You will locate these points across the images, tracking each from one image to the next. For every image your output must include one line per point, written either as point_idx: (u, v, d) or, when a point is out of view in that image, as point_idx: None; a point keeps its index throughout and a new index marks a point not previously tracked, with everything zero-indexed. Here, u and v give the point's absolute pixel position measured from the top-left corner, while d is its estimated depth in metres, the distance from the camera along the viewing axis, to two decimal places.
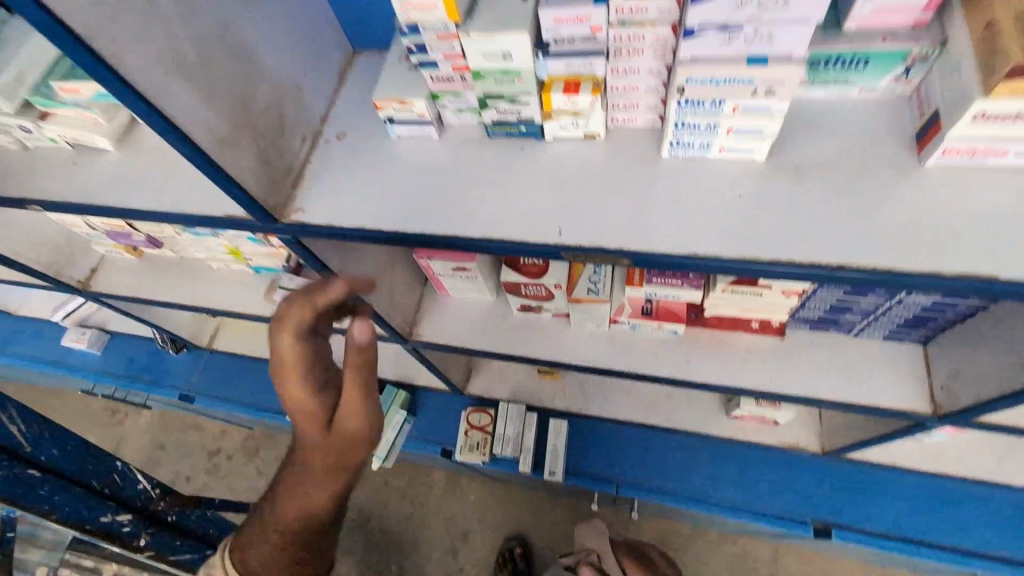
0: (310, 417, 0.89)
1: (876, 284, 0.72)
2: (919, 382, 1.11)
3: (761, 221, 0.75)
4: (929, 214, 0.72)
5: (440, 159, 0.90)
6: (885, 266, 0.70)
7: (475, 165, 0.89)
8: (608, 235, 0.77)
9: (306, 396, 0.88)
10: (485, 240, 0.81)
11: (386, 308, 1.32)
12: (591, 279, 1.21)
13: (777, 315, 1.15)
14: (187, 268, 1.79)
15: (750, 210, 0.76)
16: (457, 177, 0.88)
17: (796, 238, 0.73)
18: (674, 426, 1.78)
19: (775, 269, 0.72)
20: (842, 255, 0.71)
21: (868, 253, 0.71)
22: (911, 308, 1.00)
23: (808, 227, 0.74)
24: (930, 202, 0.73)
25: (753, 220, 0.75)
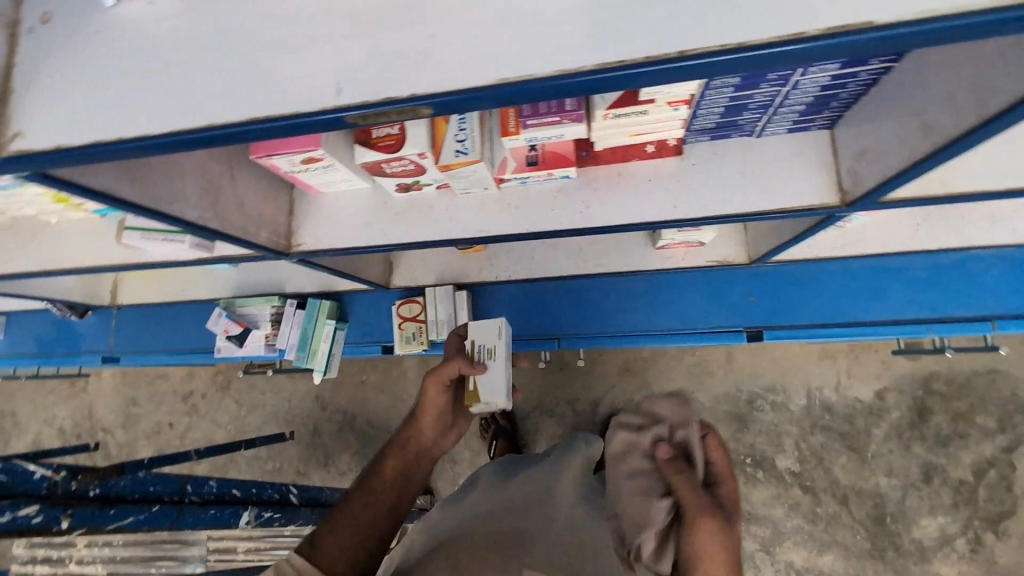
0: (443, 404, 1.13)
1: (749, 68, 0.53)
2: (826, 173, 1.01)
3: (592, 15, 0.53)
4: None
5: (165, 27, 0.64)
6: (756, 40, 0.51)
7: (209, 20, 0.63)
8: (392, 80, 0.55)
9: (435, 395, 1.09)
10: (242, 123, 0.59)
11: (242, 226, 1.12)
12: (458, 138, 1.03)
13: (672, 132, 1.01)
14: (22, 229, 1.53)
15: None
16: (191, 48, 0.63)
17: (640, 31, 0.52)
18: (603, 270, 1.74)
19: (616, 74, 0.52)
20: (698, 37, 0.52)
21: (735, 25, 0.51)
22: (810, 90, 0.86)
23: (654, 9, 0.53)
24: None
25: (578, 17, 0.53)
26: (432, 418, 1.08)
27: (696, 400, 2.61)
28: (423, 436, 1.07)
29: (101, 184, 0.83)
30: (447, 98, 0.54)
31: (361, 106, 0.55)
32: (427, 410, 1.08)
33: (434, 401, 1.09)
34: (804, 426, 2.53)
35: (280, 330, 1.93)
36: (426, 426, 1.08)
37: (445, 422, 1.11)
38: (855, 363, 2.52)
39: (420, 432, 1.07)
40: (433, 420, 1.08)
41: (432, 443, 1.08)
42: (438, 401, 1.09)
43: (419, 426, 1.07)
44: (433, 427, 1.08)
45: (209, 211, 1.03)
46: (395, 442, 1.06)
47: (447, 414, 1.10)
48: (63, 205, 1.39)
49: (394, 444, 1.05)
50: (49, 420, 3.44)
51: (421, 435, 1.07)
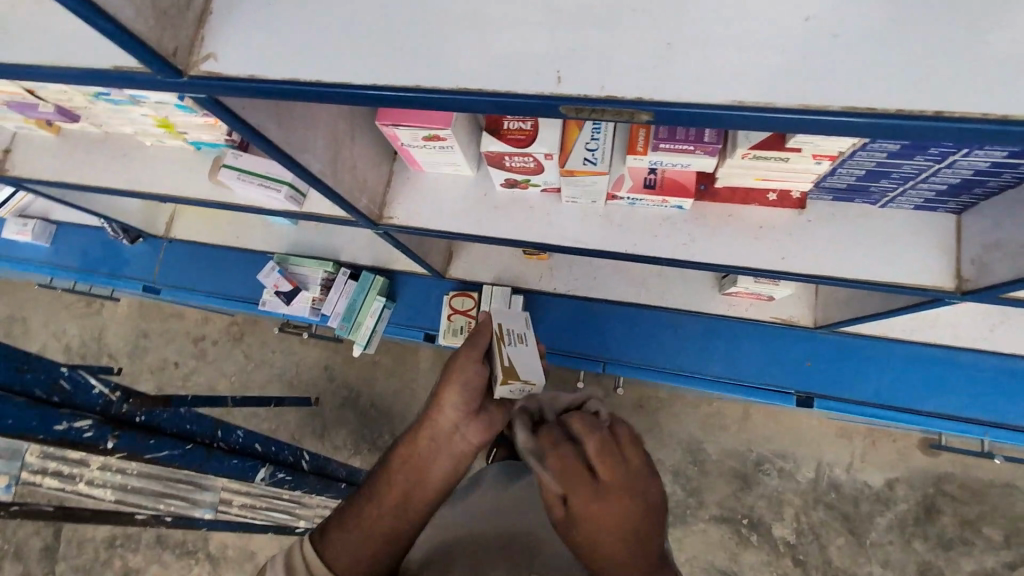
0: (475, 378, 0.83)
1: (979, 141, 0.52)
2: (946, 258, 1.00)
3: (831, 54, 0.53)
4: None
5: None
6: (1003, 115, 0.49)
7: None
8: (618, 79, 0.56)
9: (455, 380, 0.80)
10: (448, 91, 0.60)
11: (349, 187, 1.13)
12: (589, 146, 1.04)
13: (801, 184, 1.01)
14: (115, 145, 1.55)
15: (828, 33, 0.53)
16: (404, 8, 0.63)
17: (881, 78, 0.52)
18: (663, 304, 1.72)
19: (845, 119, 0.52)
20: (944, 99, 0.51)
21: (984, 94, 0.50)
22: (962, 172, 0.86)
23: (897, 63, 0.52)
24: None
25: (816, 53, 0.53)
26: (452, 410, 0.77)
27: (705, 450, 2.58)
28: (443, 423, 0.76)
29: (254, 121, 0.85)
30: (671, 110, 0.55)
31: (582, 100, 0.57)
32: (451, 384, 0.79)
33: (468, 370, 0.82)
34: (808, 499, 2.49)
35: (328, 296, 1.93)
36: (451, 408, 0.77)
37: (474, 405, 0.79)
38: (873, 448, 2.49)
39: (438, 418, 0.76)
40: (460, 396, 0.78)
41: (455, 426, 0.77)
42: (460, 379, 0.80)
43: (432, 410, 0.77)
44: (456, 405, 0.78)
45: (329, 167, 1.04)
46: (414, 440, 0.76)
47: (478, 393, 0.80)
48: (165, 132, 1.41)
49: (414, 439, 0.76)
50: (60, 334, 3.43)
51: (436, 425, 0.76)
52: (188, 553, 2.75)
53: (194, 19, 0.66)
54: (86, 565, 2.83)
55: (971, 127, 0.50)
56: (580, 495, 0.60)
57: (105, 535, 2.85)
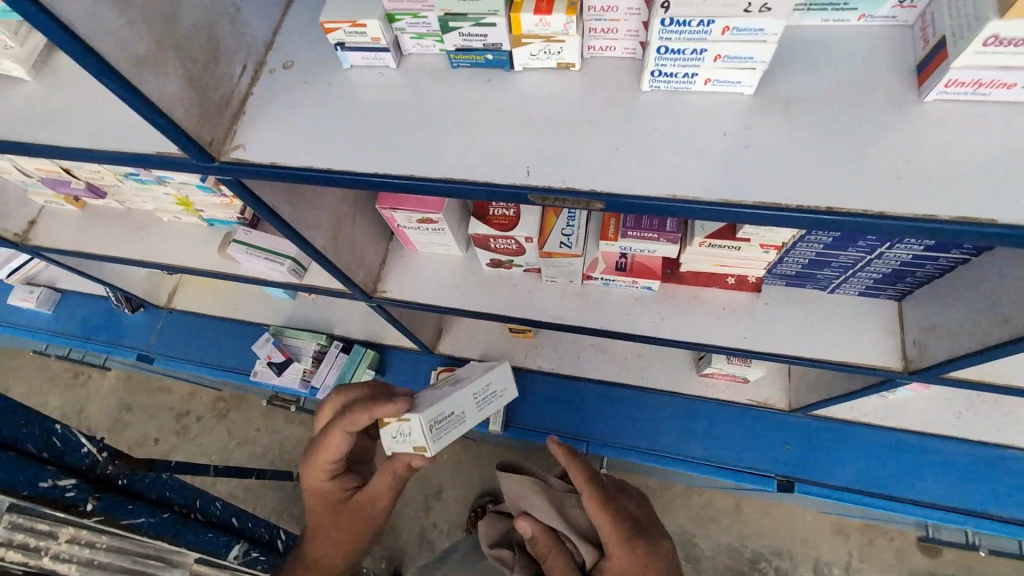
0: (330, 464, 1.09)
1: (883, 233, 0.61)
2: (892, 340, 1.09)
3: (748, 161, 0.64)
4: (928, 154, 0.61)
5: (390, 93, 0.79)
6: (892, 212, 0.59)
7: (430, 97, 0.77)
8: (577, 175, 0.68)
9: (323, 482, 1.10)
10: (438, 180, 0.71)
11: (347, 262, 1.23)
12: (564, 232, 1.16)
13: (754, 269, 1.12)
14: (134, 219, 1.69)
15: (750, 143, 0.65)
16: (402, 116, 0.77)
17: (794, 180, 0.63)
18: (644, 384, 1.76)
19: (767, 213, 0.62)
20: (847, 198, 0.61)
21: (870, 197, 0.60)
22: (891, 263, 0.97)
23: (805, 171, 0.63)
24: (929, 142, 0.62)
25: (740, 160, 0.65)
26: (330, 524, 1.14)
27: (697, 545, 2.48)
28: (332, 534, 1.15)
29: (268, 200, 0.96)
30: (621, 200, 0.66)
31: (547, 190, 0.68)
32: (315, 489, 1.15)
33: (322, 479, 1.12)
34: None
35: (319, 368, 1.97)
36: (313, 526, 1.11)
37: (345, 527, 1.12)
38: (868, 545, 2.41)
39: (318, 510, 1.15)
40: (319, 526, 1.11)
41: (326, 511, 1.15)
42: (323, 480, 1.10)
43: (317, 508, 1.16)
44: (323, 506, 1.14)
45: (331, 242, 1.15)
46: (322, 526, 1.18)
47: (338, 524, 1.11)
48: (182, 209, 1.53)
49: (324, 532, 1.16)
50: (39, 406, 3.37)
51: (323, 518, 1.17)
52: None
53: (229, 116, 0.80)
54: None
55: (861, 222, 0.60)
56: (624, 538, 0.89)
57: None
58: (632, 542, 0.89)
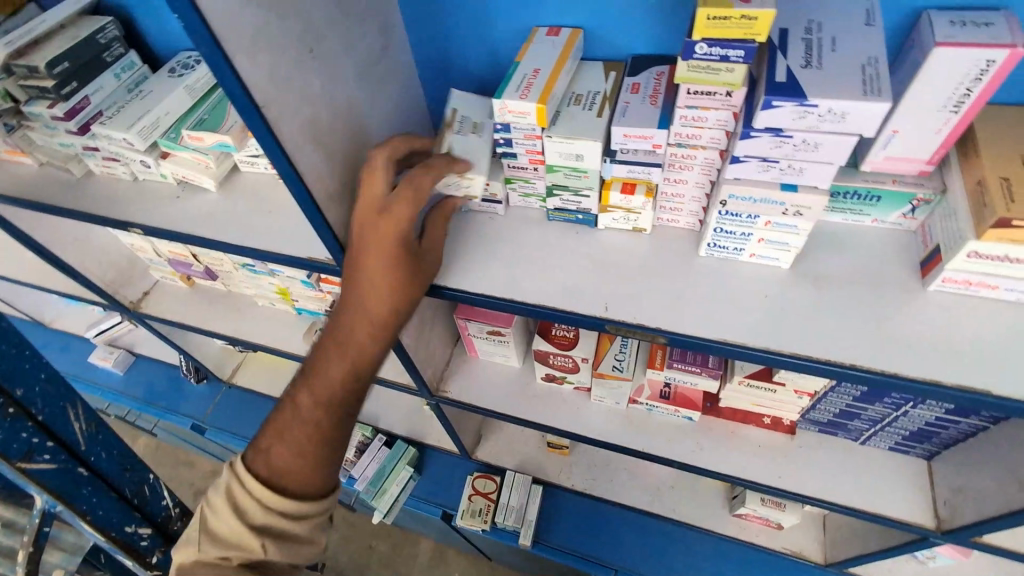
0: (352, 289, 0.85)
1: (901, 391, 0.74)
2: (924, 497, 1.14)
3: (789, 321, 0.80)
4: (933, 332, 0.76)
5: (498, 232, 1.01)
6: (906, 375, 0.73)
7: (529, 239, 0.98)
8: (648, 314, 0.84)
9: (376, 348, 0.85)
10: (531, 305, 0.90)
11: (421, 360, 1.40)
12: (617, 357, 1.31)
13: (788, 412, 1.22)
14: (233, 301, 1.93)
15: (790, 305, 0.82)
16: (506, 251, 0.98)
17: (826, 339, 0.78)
18: (675, 517, 1.77)
19: (805, 364, 0.76)
20: (873, 360, 0.75)
21: (886, 360, 0.74)
22: (916, 421, 1.07)
23: (835, 332, 0.78)
24: (934, 323, 0.76)
25: (780, 318, 0.81)
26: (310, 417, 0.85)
27: None
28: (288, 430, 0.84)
29: None
30: (683, 339, 0.81)
31: (620, 324, 0.85)
32: (338, 338, 0.84)
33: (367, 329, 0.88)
34: None
35: (360, 459, 2.04)
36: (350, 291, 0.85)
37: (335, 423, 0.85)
38: None
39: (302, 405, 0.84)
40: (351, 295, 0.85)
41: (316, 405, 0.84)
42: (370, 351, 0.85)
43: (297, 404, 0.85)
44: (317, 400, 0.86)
45: (413, 342, 1.33)
46: (270, 429, 0.84)
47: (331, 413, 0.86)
48: (279, 297, 1.77)
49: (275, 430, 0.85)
50: None
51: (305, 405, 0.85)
52: None
53: None
54: None
55: (887, 382, 0.73)
56: None
57: None
58: None
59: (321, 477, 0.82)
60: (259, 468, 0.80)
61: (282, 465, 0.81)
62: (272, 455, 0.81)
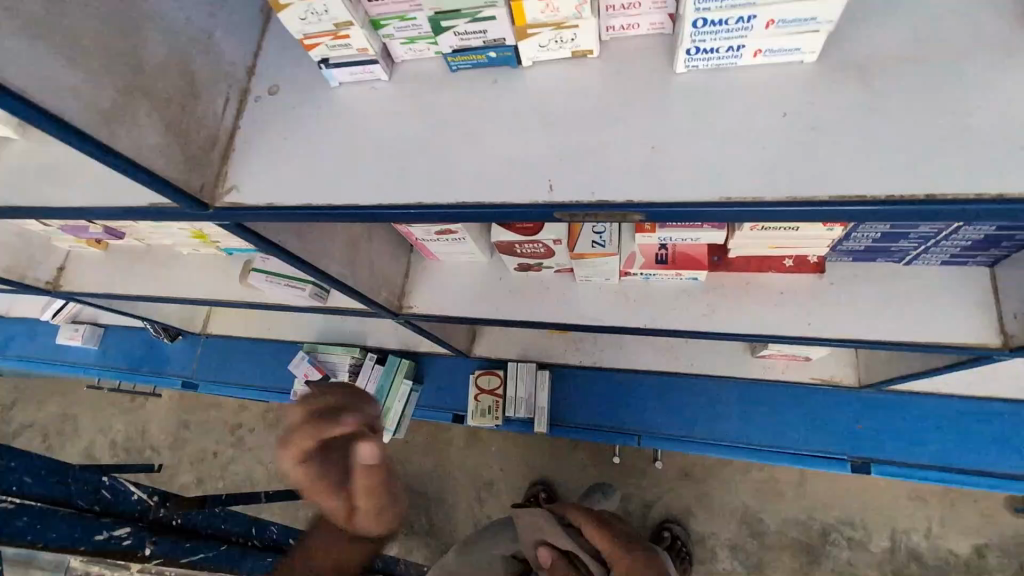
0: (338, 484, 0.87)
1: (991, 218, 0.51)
2: (985, 313, 0.95)
3: (827, 146, 0.54)
4: None
5: (389, 107, 0.70)
6: (1006, 196, 0.49)
7: (433, 107, 0.68)
8: (618, 183, 0.57)
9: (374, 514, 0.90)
10: (449, 206, 0.63)
11: (368, 283, 1.17)
12: (595, 231, 1.05)
13: (815, 248, 0.99)
14: (156, 255, 1.66)
15: (831, 123, 0.55)
16: (406, 133, 0.68)
17: (886, 163, 0.52)
18: (696, 371, 1.64)
19: (858, 208, 0.52)
20: (959, 179, 0.50)
21: (973, 178, 0.50)
22: (983, 230, 0.84)
23: (897, 148, 0.52)
24: None
25: (817, 145, 0.54)
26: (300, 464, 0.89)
27: (762, 521, 2.34)
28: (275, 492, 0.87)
29: (275, 238, 0.89)
30: (676, 208, 0.55)
31: (574, 207, 0.58)
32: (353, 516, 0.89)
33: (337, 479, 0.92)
34: (885, 571, 2.20)
35: (357, 381, 1.94)
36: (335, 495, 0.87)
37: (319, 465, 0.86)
38: (949, 508, 2.22)
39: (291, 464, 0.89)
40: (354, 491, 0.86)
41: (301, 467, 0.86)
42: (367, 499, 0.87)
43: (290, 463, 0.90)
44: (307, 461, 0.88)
45: (348, 268, 1.09)
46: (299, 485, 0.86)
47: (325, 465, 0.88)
48: (199, 241, 1.50)
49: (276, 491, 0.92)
50: (106, 429, 3.46)
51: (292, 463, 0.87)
52: None
53: (218, 157, 0.73)
54: None
55: (982, 210, 0.49)
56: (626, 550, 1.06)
57: None
58: (631, 544, 1.06)
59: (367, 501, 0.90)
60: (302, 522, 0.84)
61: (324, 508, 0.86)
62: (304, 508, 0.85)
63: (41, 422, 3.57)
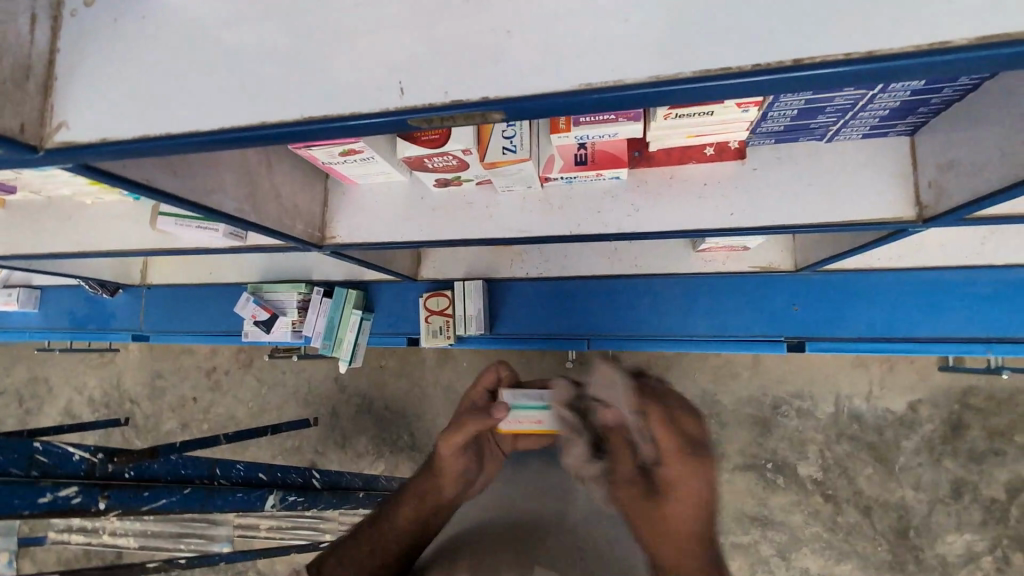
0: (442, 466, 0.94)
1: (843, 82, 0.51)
2: (904, 185, 0.95)
3: (668, 20, 0.51)
4: None
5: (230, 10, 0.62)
6: (855, 53, 0.48)
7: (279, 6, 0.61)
8: (461, 84, 0.54)
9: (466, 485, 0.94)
10: (307, 123, 0.58)
11: (278, 217, 1.09)
12: (504, 134, 0.98)
13: (734, 133, 0.94)
14: (61, 208, 1.54)
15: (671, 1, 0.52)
16: (242, 49, 0.61)
17: (724, 35, 0.50)
18: (639, 270, 1.67)
19: (686, 86, 0.51)
20: (795, 46, 0.49)
21: (825, 36, 0.49)
22: (897, 96, 0.80)
23: (738, 16, 0.50)
24: None
25: (661, 20, 0.51)
26: (452, 477, 0.92)
27: (718, 401, 2.48)
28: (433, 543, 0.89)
29: (139, 175, 0.80)
30: (520, 105, 0.53)
31: (431, 108, 0.55)
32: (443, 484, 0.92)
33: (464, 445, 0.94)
34: (830, 434, 2.39)
35: (307, 317, 1.91)
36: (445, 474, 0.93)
37: (468, 474, 0.94)
38: (889, 373, 2.36)
39: (441, 483, 0.91)
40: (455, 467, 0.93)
41: (456, 492, 0.92)
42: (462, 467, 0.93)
43: (437, 480, 0.91)
44: (456, 476, 0.92)
45: (249, 202, 1.01)
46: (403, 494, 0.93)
47: (470, 464, 0.95)
48: (99, 187, 1.38)
49: (360, 530, 0.90)
50: (77, 389, 3.43)
51: (442, 491, 0.91)
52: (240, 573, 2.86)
53: (37, 88, 0.63)
54: None
55: (814, 77, 0.49)
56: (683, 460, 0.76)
57: None
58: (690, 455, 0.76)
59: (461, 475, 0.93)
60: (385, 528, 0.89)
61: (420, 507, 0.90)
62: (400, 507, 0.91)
63: (14, 385, 3.54)
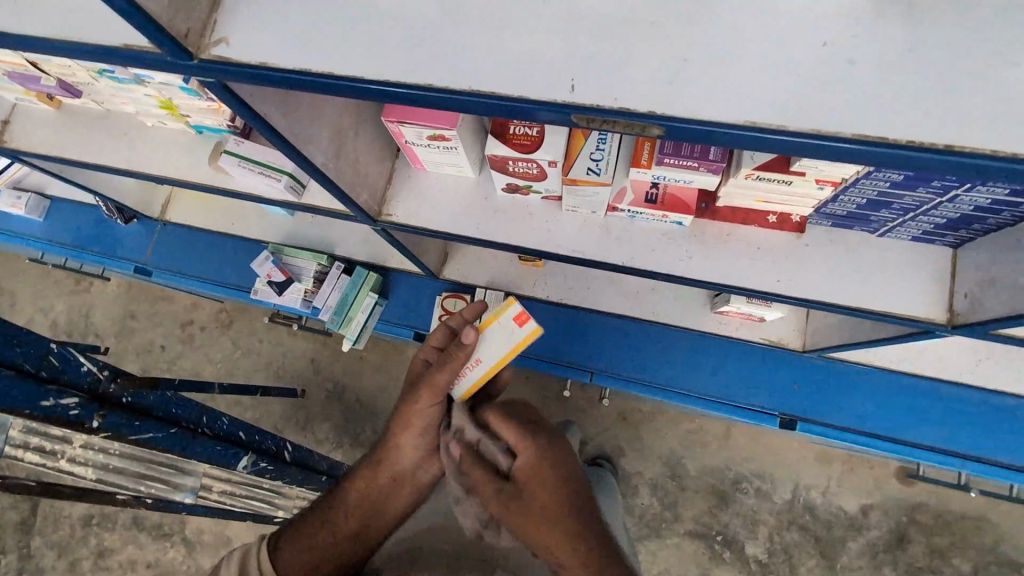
0: (412, 431, 0.88)
1: (987, 176, 0.53)
2: (937, 291, 1.01)
3: (846, 81, 0.54)
4: None
5: None
6: (1011, 155, 0.51)
7: None
8: (633, 93, 0.57)
9: (426, 470, 0.89)
10: (461, 94, 0.61)
11: (350, 182, 1.12)
12: (593, 157, 1.04)
13: (801, 207, 1.02)
14: (116, 123, 1.53)
15: (836, 68, 0.55)
16: (405, 15, 0.63)
17: (886, 111, 0.53)
18: (658, 320, 1.70)
19: (835, 145, 0.54)
20: (957, 133, 0.52)
21: (981, 130, 0.52)
22: (962, 208, 0.87)
23: (904, 95, 0.53)
24: None
25: (842, 80, 0.54)
26: (414, 434, 0.88)
27: (684, 466, 2.50)
28: (388, 522, 0.85)
29: (260, 108, 0.85)
30: (683, 126, 0.56)
31: (593, 110, 0.58)
32: (398, 463, 0.87)
33: (425, 416, 0.89)
34: (783, 520, 2.41)
35: (320, 289, 1.90)
36: (406, 442, 0.88)
37: (434, 445, 0.90)
38: (849, 473, 2.41)
39: (398, 457, 0.87)
40: (416, 440, 0.88)
41: (413, 462, 0.88)
42: (414, 442, 0.88)
43: (395, 453, 0.87)
44: (416, 445, 0.88)
45: (332, 159, 1.04)
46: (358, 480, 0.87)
47: (435, 430, 0.90)
48: (167, 113, 1.38)
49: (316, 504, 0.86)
50: (45, 309, 3.30)
51: (397, 463, 0.87)
52: (163, 536, 2.72)
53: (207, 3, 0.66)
54: (60, 542, 2.81)
55: (961, 163, 0.52)
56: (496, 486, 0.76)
57: (81, 513, 2.81)
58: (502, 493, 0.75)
59: (422, 450, 0.89)
60: (328, 530, 0.81)
61: (367, 498, 0.85)
62: (346, 500, 0.85)
63: None
